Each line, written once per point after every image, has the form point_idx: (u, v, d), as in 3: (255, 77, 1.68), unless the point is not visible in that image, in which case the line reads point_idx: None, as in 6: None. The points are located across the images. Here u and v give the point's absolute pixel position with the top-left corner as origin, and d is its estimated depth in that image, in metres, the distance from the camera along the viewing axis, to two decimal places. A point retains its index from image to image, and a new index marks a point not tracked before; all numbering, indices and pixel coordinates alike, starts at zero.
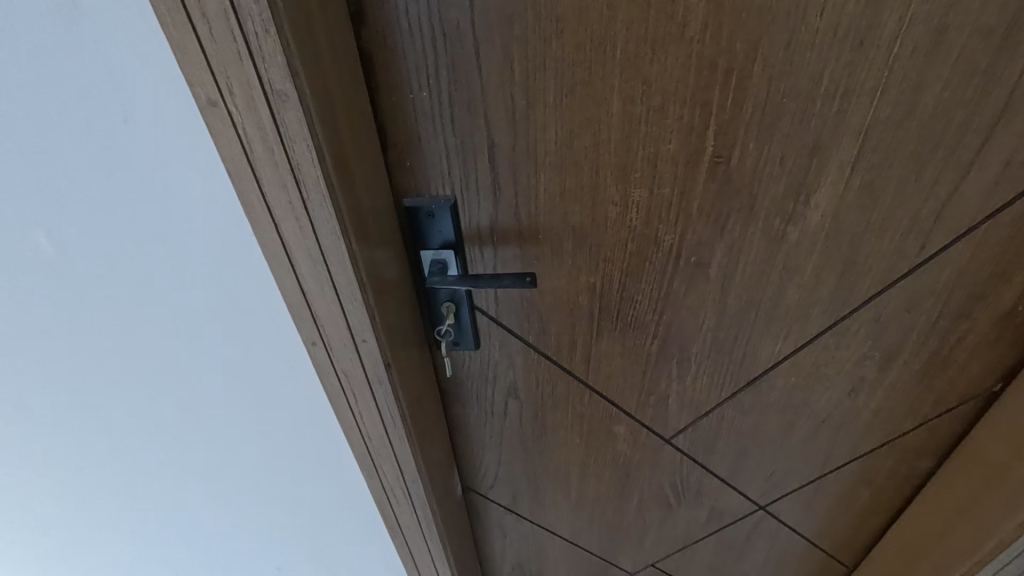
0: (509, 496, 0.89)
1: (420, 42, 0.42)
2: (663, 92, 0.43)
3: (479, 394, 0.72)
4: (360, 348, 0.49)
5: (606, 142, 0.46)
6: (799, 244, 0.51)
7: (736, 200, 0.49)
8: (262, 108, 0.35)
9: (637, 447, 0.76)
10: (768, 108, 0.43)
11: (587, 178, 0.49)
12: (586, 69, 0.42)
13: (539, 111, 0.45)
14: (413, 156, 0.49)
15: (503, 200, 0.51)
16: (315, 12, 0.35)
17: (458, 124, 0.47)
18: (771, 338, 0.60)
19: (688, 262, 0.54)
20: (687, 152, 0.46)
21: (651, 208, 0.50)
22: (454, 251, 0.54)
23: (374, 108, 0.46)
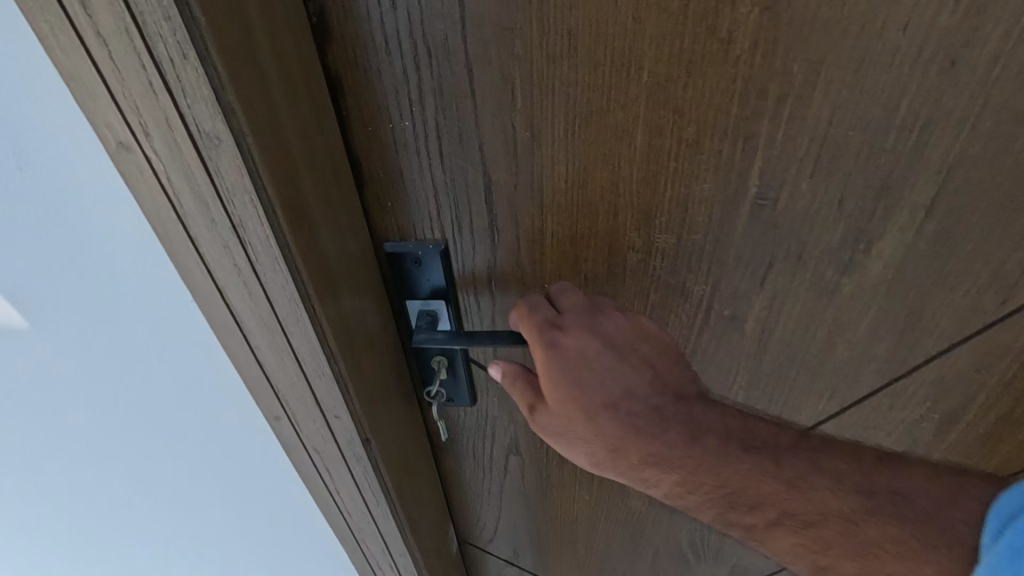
0: (510, 549, 0.81)
1: (400, 62, 0.34)
2: (698, 122, 0.35)
3: (476, 450, 0.63)
4: (332, 423, 0.42)
5: (627, 180, 0.38)
6: (854, 297, 0.43)
7: (781, 248, 0.41)
8: (189, 155, 0.27)
9: (653, 505, 0.68)
10: (827, 144, 0.35)
11: (603, 222, 0.41)
12: (604, 94, 0.34)
13: (546, 145, 0.37)
14: (395, 196, 0.41)
15: (504, 246, 0.43)
16: (257, 29, 0.27)
17: (448, 159, 0.38)
18: (813, 397, 0.52)
19: (720, 315, 0.46)
20: (725, 194, 0.38)
21: (679, 255, 0.42)
22: (445, 302, 0.46)
23: (347, 141, 0.38)
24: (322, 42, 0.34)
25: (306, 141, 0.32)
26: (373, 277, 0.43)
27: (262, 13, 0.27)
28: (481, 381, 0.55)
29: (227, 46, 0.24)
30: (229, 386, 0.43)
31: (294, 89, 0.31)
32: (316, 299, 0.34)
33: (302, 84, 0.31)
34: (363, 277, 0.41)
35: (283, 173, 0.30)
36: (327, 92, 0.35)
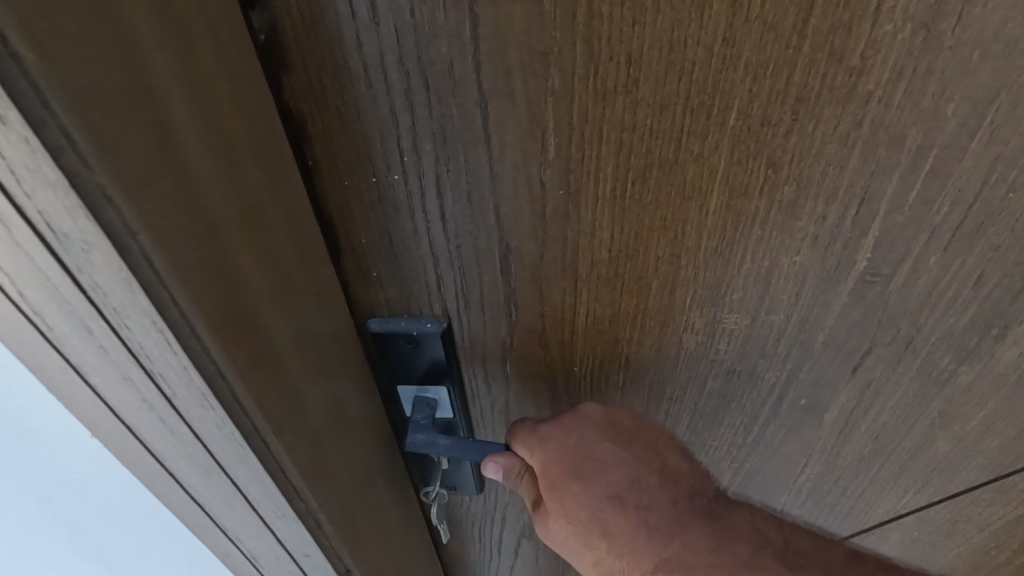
0: None
1: (385, 97, 0.24)
2: (801, 178, 0.25)
3: (483, 536, 0.54)
4: (301, 562, 0.32)
5: (692, 250, 0.29)
6: (971, 388, 0.34)
7: (888, 332, 0.31)
8: (45, 264, 0.17)
9: None
10: (977, 209, 0.26)
11: (655, 300, 0.31)
12: (672, 142, 0.25)
13: (587, 206, 0.27)
14: (382, 266, 0.31)
15: (523, 325, 0.33)
16: (151, 62, 0.17)
17: (452, 222, 0.29)
18: (896, 492, 0.42)
19: (794, 405, 0.36)
20: (823, 269, 0.29)
21: (750, 338, 0.33)
22: (448, 388, 0.37)
23: (315, 199, 0.28)
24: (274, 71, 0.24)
25: (251, 218, 0.22)
26: (354, 367, 0.33)
27: (159, 35, 0.17)
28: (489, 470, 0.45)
29: (88, 97, 0.15)
30: (171, 541, 0.31)
31: (228, 146, 0.21)
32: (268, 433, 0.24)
33: (241, 136, 0.21)
34: (342, 373, 0.31)
35: (208, 275, 0.20)
36: (284, 141, 0.25)
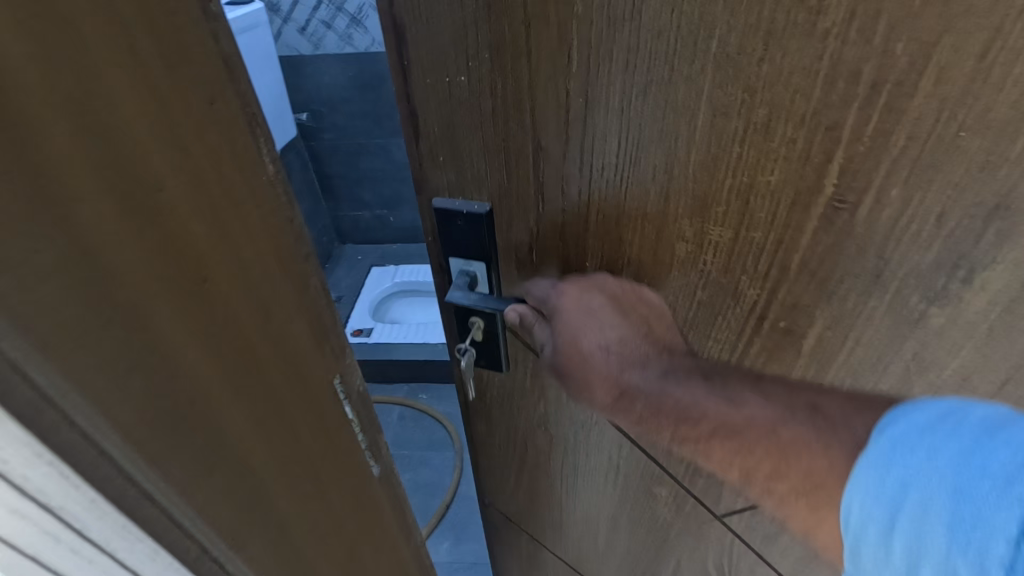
0: (532, 526, 0.81)
1: (461, 13, 0.34)
2: (773, 104, 0.31)
3: (506, 420, 0.64)
4: None
5: (682, 162, 0.35)
6: (943, 332, 0.37)
7: (860, 263, 0.35)
8: None
9: (680, 517, 0.66)
10: (932, 145, 0.30)
11: (653, 204, 0.38)
12: (666, 63, 0.32)
13: (599, 114, 0.35)
14: (446, 151, 0.41)
15: (548, 216, 0.42)
16: (63, 138, 0.17)
17: (500, 119, 0.38)
18: None
19: (775, 328, 0.41)
20: (794, 192, 0.34)
21: (734, 252, 0.38)
22: (486, 266, 0.45)
23: (405, 91, 0.38)
24: (237, 77, 0.24)
25: (180, 251, 0.22)
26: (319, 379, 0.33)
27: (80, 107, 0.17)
28: (511, 355, 0.53)
29: None
30: None
31: (150, 192, 0.20)
32: (189, 502, 0.24)
33: (169, 181, 0.21)
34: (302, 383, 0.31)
35: (109, 340, 0.19)
36: (243, 152, 0.25)
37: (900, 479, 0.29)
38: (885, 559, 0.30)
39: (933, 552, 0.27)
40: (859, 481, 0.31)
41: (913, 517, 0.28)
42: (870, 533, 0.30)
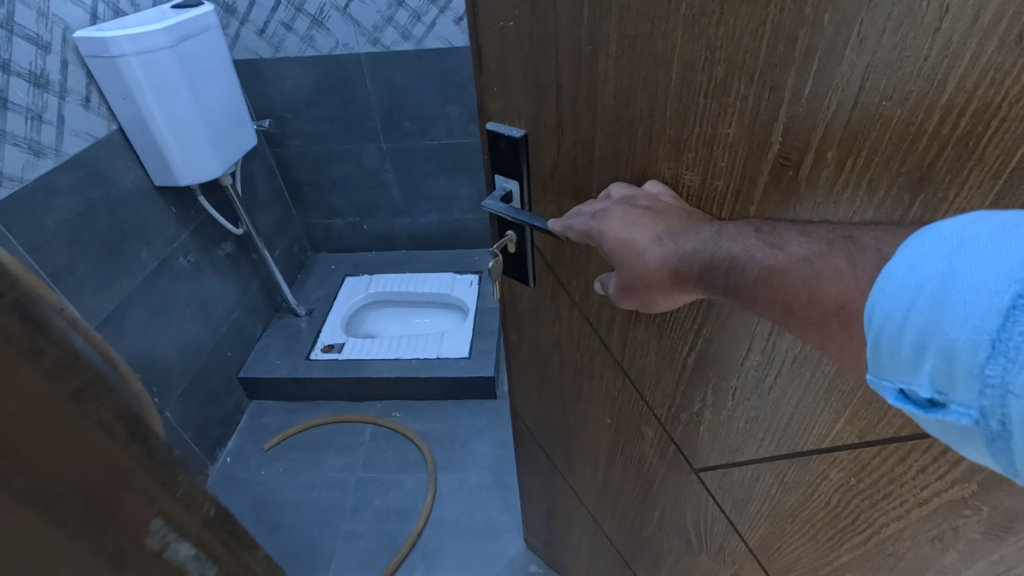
0: (548, 445, 1.23)
1: None
2: (727, 61, 0.45)
3: (535, 316, 0.98)
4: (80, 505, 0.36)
5: (662, 106, 0.52)
6: None
7: (807, 214, 0.48)
8: None
9: (663, 458, 0.92)
10: (854, 109, 0.41)
11: (640, 143, 0.56)
12: (648, 24, 0.48)
13: (603, 64, 0.53)
14: (499, 87, 0.65)
15: (564, 142, 0.63)
16: None
17: (533, 60, 0.60)
18: (818, 392, 0.62)
19: None
20: (751, 146, 0.48)
21: (703, 190, 0.54)
22: (519, 180, 0.70)
23: (479, 46, 0.64)
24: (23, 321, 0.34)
25: None
26: (105, 519, 0.40)
27: None
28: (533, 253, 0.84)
29: None
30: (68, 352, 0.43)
31: None
32: None
33: None
34: (87, 525, 0.39)
35: None
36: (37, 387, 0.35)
37: (917, 284, 0.36)
38: (896, 350, 0.37)
39: (939, 336, 0.34)
40: (884, 290, 0.38)
41: (929, 313, 0.35)
42: (886, 326, 0.37)
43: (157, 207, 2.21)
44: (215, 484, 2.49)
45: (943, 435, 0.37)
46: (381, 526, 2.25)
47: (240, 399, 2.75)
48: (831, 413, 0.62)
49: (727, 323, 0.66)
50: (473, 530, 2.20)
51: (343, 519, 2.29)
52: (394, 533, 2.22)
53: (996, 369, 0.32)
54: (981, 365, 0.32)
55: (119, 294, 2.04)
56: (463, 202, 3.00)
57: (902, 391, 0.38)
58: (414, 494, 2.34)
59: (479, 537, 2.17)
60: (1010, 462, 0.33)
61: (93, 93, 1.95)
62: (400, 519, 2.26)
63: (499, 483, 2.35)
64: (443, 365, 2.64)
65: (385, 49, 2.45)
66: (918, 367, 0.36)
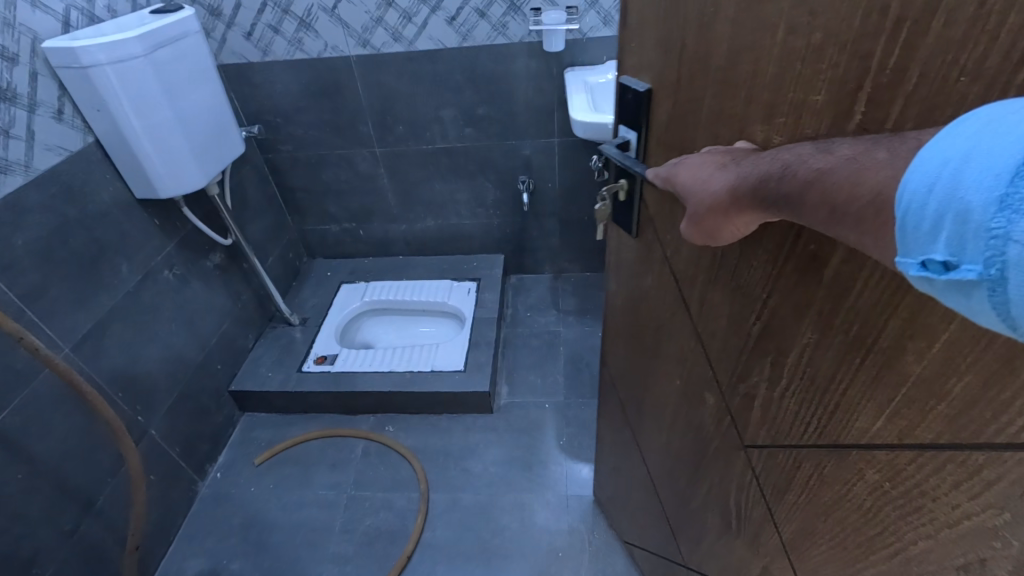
0: (629, 398, 1.49)
1: None
2: (824, 29, 0.52)
3: (635, 268, 1.18)
4: None
5: (764, 69, 0.61)
6: None
7: None
8: None
9: (718, 427, 1.05)
10: (935, 83, 0.44)
11: (742, 106, 0.66)
12: None
13: (719, 29, 0.66)
14: (634, 50, 0.86)
15: (675, 98, 0.78)
16: None
17: (661, 26, 0.76)
18: (864, 388, 0.66)
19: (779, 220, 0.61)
20: (837, 117, 0.53)
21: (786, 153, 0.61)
22: (638, 130, 0.89)
23: (627, 20, 0.86)
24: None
25: None
26: None
27: None
28: (642, 201, 1.03)
29: None
30: None
31: None
32: None
33: None
34: None
35: None
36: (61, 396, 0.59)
37: (944, 162, 0.39)
38: (918, 223, 0.40)
39: (956, 202, 0.37)
40: (914, 170, 0.41)
41: (951, 184, 0.38)
42: (912, 199, 0.40)
43: (139, 220, 2.15)
44: (204, 502, 2.44)
45: (959, 296, 0.39)
46: (370, 548, 2.21)
47: (231, 413, 2.71)
48: (876, 406, 0.65)
49: (790, 306, 0.73)
50: (465, 553, 2.15)
51: (331, 540, 2.25)
52: (384, 554, 2.18)
53: (1001, 221, 0.34)
54: (988, 221, 0.35)
55: (96, 312, 1.97)
56: (459, 206, 3.02)
57: (922, 263, 0.40)
58: (404, 515, 2.30)
59: (472, 561, 2.12)
60: (1008, 307, 0.35)
61: (66, 105, 1.88)
62: (390, 541, 2.22)
63: (493, 503, 2.30)
64: (438, 378, 2.61)
65: (376, 51, 2.44)
66: (936, 234, 0.39)
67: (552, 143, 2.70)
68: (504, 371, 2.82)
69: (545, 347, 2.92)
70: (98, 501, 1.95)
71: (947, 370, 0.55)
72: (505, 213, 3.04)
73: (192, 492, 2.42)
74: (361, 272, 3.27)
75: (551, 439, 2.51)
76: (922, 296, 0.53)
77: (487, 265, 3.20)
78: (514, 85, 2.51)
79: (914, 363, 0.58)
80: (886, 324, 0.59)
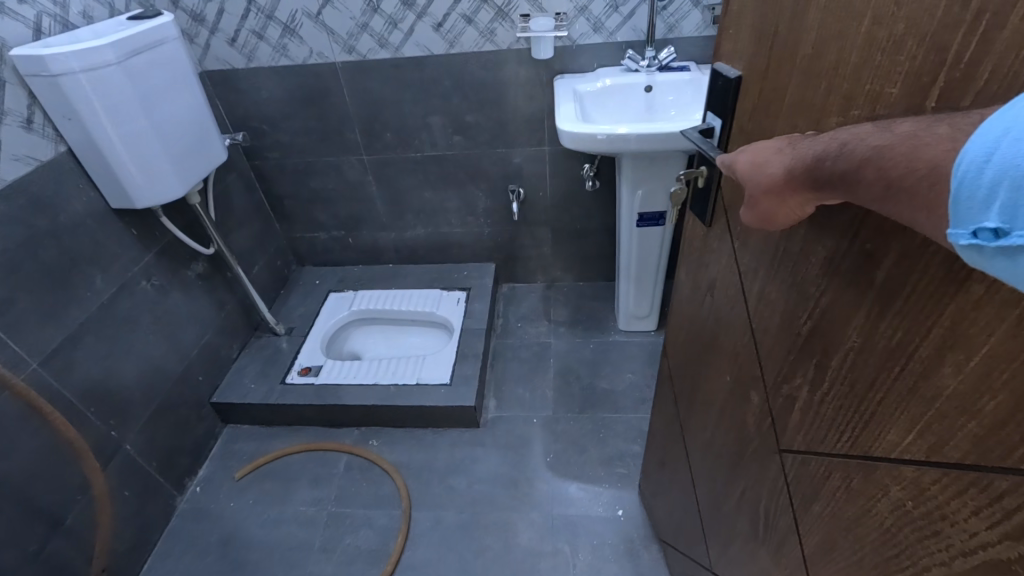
0: (679, 387, 1.45)
1: None
2: (908, 19, 0.48)
3: (703, 259, 1.14)
4: None
5: (844, 59, 0.57)
6: None
7: None
8: None
9: (759, 427, 0.98)
10: (1005, 80, 0.41)
11: (819, 97, 0.61)
12: None
13: (808, 15, 0.62)
14: (732, 35, 0.81)
15: (759, 87, 0.74)
16: None
17: (760, 10, 0.72)
18: (898, 396, 0.60)
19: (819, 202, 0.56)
20: (910, 108, 0.49)
21: None
22: (724, 118, 0.85)
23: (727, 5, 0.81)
24: None
25: None
26: None
27: None
28: (719, 192, 0.99)
29: None
30: None
31: None
32: None
33: None
34: None
35: None
36: None
37: (1005, 129, 0.36)
38: (971, 192, 0.37)
39: (1015, 168, 0.34)
40: (972, 138, 0.38)
41: (1011, 150, 0.35)
42: (967, 167, 0.38)
43: (113, 230, 2.06)
44: (181, 518, 2.33)
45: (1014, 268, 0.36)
46: (349, 569, 2.11)
47: (212, 425, 2.60)
48: (908, 419, 0.59)
49: (841, 305, 0.66)
50: None
51: (309, 560, 2.15)
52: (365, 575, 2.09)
53: None
54: None
55: (67, 326, 1.88)
56: (448, 214, 2.95)
57: (973, 233, 0.37)
58: (385, 533, 2.21)
59: None
60: None
61: (36, 114, 1.80)
62: (370, 561, 2.13)
63: (476, 523, 2.21)
64: (424, 393, 2.53)
65: (361, 58, 2.38)
66: (989, 203, 0.36)
67: (542, 151, 2.64)
68: (491, 384, 2.75)
69: (534, 359, 2.85)
70: (67, 519, 1.84)
71: (983, 387, 0.49)
72: (495, 222, 2.98)
73: (170, 508, 2.32)
74: (349, 281, 3.18)
75: (538, 456, 2.42)
76: (968, 306, 0.48)
77: (477, 274, 3.13)
78: (503, 92, 2.44)
79: (950, 377, 0.52)
80: (931, 330, 0.53)
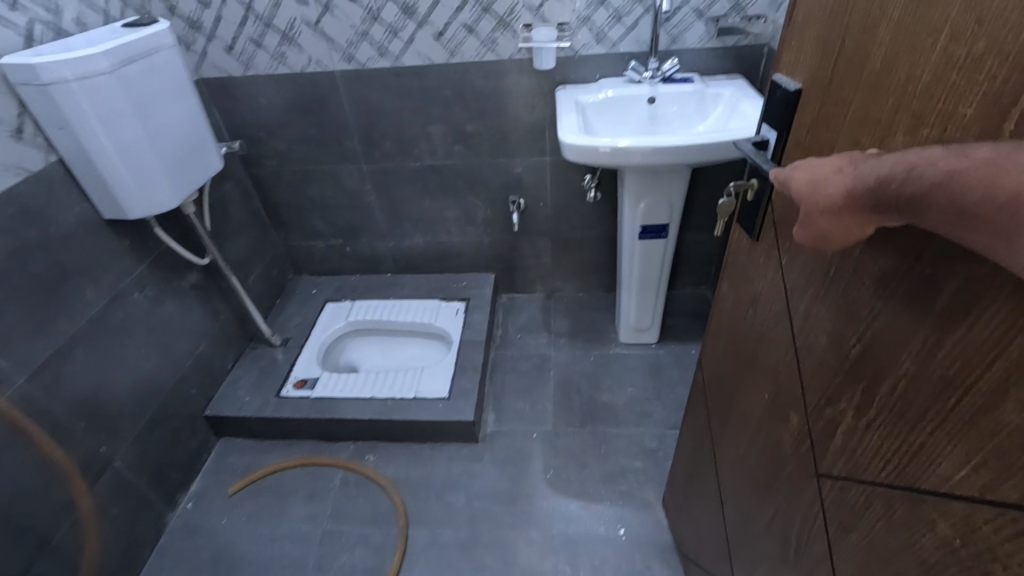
0: (713, 402, 1.40)
1: None
2: (990, 36, 0.45)
3: (748, 274, 1.09)
4: None
5: (917, 76, 0.54)
6: None
7: None
8: None
9: (796, 450, 0.93)
10: None
11: (886, 115, 0.58)
12: None
13: (881, 28, 0.58)
14: (795, 46, 0.77)
15: (819, 100, 0.71)
16: None
17: (829, 21, 0.68)
18: (950, 429, 0.56)
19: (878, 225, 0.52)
20: (985, 130, 0.46)
21: None
22: (779, 132, 0.81)
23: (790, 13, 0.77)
24: None
25: None
26: None
27: None
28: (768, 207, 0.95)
29: None
30: None
31: None
32: None
33: None
34: None
35: None
36: None
37: None
38: None
39: None
40: None
41: None
42: None
43: (105, 240, 2.00)
44: (172, 535, 2.26)
45: None
46: None
47: (206, 438, 2.54)
48: (962, 453, 0.55)
49: (895, 328, 0.62)
50: None
51: None
52: None
53: None
54: None
55: (58, 337, 1.81)
56: (448, 224, 2.91)
57: None
58: (382, 552, 2.14)
59: None
60: None
61: (26, 123, 1.75)
62: None
63: (476, 541, 2.15)
64: (422, 407, 2.47)
65: (360, 66, 2.34)
66: None
67: (543, 161, 2.60)
68: (491, 397, 2.69)
69: (535, 371, 2.80)
70: (54, 538, 1.76)
71: None
72: (495, 232, 2.94)
73: (160, 525, 2.24)
74: (347, 291, 3.13)
75: (539, 471, 2.36)
76: None
77: (476, 284, 3.08)
78: (505, 102, 2.41)
79: (1012, 413, 0.48)
80: (994, 361, 0.49)
